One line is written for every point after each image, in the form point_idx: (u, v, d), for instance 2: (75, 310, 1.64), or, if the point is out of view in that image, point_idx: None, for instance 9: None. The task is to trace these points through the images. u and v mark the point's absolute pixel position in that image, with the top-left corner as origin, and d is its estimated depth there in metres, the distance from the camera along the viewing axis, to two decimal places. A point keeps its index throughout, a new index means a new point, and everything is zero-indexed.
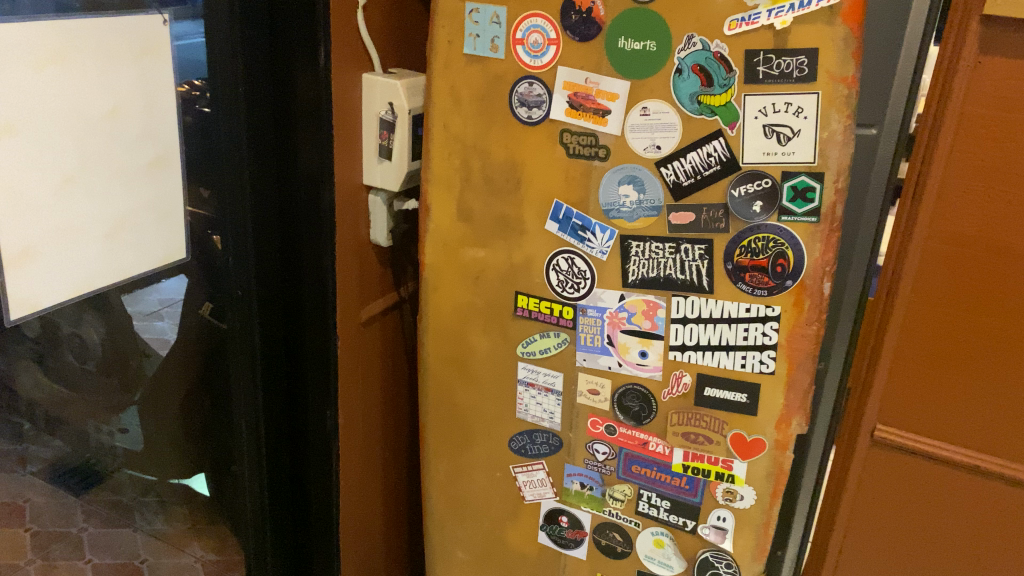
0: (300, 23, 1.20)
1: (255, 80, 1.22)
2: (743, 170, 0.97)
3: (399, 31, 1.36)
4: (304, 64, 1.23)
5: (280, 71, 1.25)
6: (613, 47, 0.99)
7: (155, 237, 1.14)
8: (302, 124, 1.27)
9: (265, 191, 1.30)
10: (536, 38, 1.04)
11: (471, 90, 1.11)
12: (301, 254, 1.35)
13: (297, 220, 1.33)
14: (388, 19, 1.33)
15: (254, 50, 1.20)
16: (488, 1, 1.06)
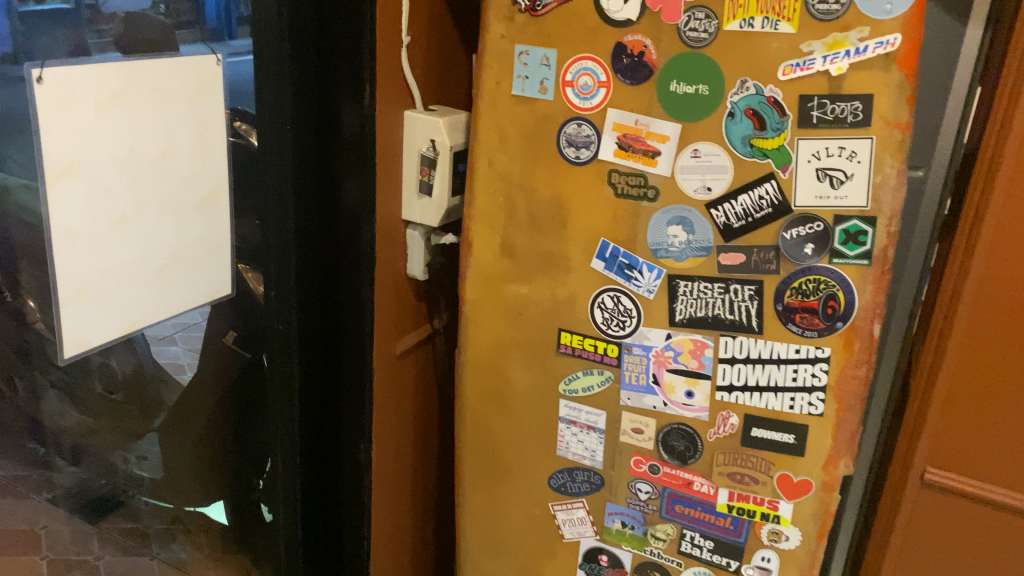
0: (347, 62, 1.22)
1: (302, 114, 1.23)
2: (795, 213, 0.97)
3: (440, 67, 1.37)
4: (349, 99, 1.24)
5: (324, 105, 1.26)
6: (665, 90, 1.00)
7: (201, 274, 1.15)
8: (346, 160, 1.28)
9: (309, 226, 1.31)
10: (586, 80, 1.05)
11: (519, 129, 1.12)
12: (342, 287, 1.36)
13: (339, 253, 1.34)
14: (430, 57, 1.34)
15: (302, 88, 1.22)
16: (538, 44, 1.07)
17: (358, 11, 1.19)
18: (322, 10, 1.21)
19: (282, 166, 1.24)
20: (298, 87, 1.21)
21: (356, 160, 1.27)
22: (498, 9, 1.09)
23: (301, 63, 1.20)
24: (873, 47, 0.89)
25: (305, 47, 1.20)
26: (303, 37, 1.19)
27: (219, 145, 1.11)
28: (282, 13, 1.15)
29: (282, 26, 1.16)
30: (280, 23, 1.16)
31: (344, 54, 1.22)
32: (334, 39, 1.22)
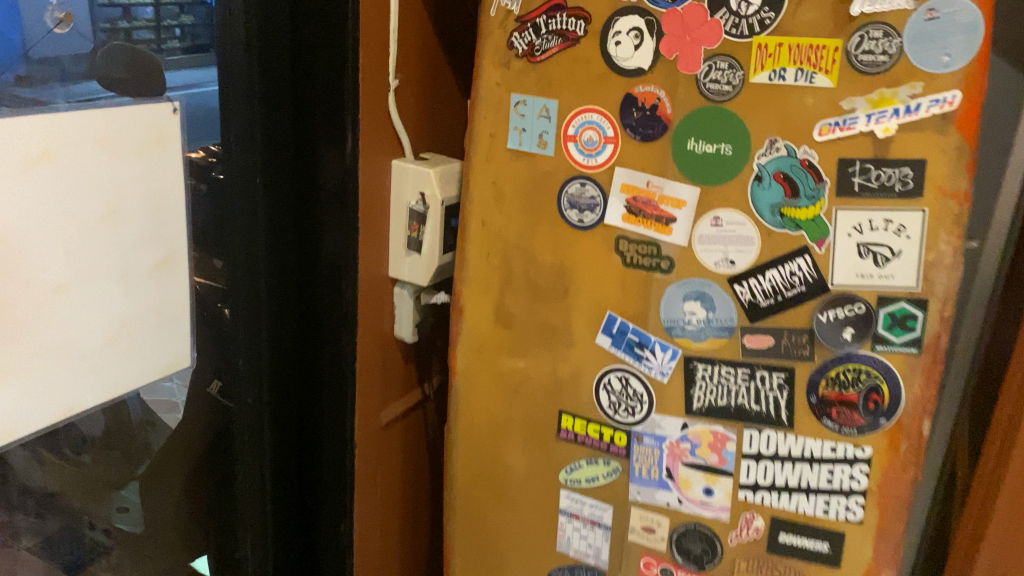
0: (326, 106, 1.10)
1: (277, 164, 1.11)
2: (831, 293, 0.84)
3: (433, 109, 1.25)
4: (329, 147, 1.12)
5: (302, 153, 1.14)
6: (682, 149, 0.87)
7: (158, 345, 1.03)
8: (327, 213, 1.16)
9: (284, 284, 1.17)
10: (591, 135, 0.92)
11: (515, 186, 0.99)
12: (320, 351, 1.22)
13: (319, 314, 1.21)
14: (422, 101, 1.22)
15: (275, 134, 1.09)
16: (537, 93, 0.95)
17: (340, 52, 1.07)
18: (300, 51, 1.09)
19: (252, 216, 1.10)
20: (273, 134, 1.09)
21: (338, 213, 1.15)
22: (492, 51, 0.96)
23: (275, 107, 1.08)
24: (927, 105, 0.77)
25: (280, 90, 1.08)
26: (278, 79, 1.07)
27: (176, 200, 1.00)
28: (253, 54, 1.03)
29: (253, 70, 1.04)
30: (251, 65, 1.03)
31: (323, 98, 1.10)
32: (315, 80, 1.10)
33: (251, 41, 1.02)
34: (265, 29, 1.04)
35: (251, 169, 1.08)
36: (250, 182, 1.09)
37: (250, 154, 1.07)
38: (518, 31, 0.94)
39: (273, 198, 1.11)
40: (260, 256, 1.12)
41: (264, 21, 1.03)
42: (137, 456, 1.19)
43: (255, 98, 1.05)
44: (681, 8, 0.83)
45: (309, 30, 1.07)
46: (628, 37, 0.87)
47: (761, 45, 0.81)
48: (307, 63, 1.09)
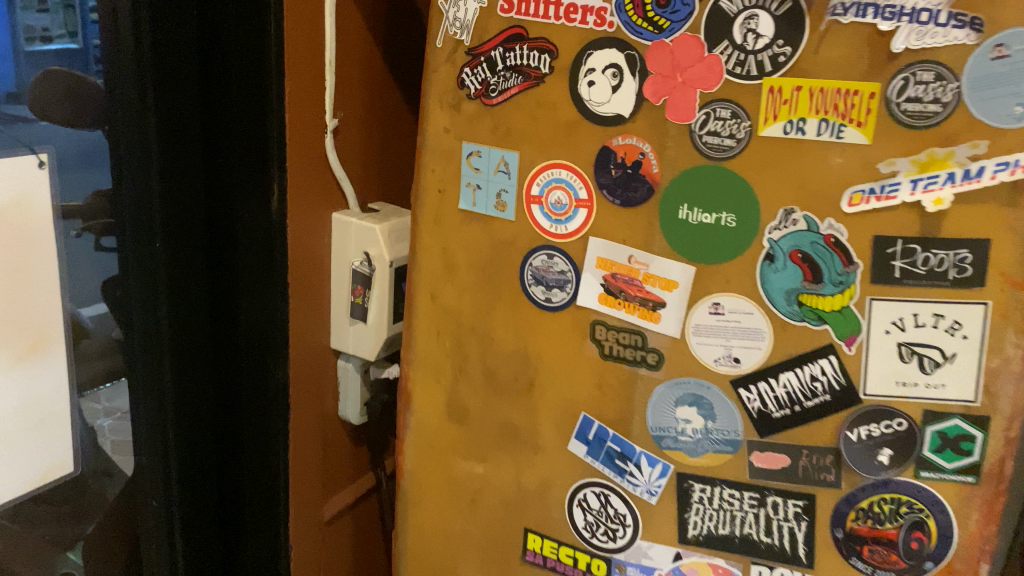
0: (242, 148, 0.93)
1: (183, 217, 0.93)
2: (862, 404, 0.66)
3: (386, 152, 1.06)
4: (246, 197, 0.94)
5: (224, 205, 0.97)
6: (671, 218, 0.68)
7: (45, 429, 0.86)
8: (244, 275, 0.97)
9: (199, 354, 0.99)
10: (559, 196, 0.73)
11: (469, 255, 0.81)
12: (243, 433, 1.04)
13: (238, 389, 1.03)
14: (370, 142, 1.03)
15: (181, 181, 0.92)
16: (494, 143, 0.76)
17: (262, 89, 0.89)
18: (211, 83, 0.92)
19: (152, 279, 0.92)
20: (178, 182, 0.92)
21: (257, 275, 0.97)
22: (439, 91, 0.78)
23: (183, 151, 0.92)
24: (991, 170, 0.58)
25: (188, 131, 0.92)
26: (183, 117, 0.91)
27: (48, 261, 0.83)
28: (147, 88, 0.86)
29: (148, 106, 0.86)
30: (144, 100, 0.86)
31: (240, 141, 0.93)
32: (231, 118, 0.93)
33: (143, 70, 0.85)
34: (164, 56, 0.87)
35: (147, 226, 0.90)
36: (147, 242, 0.90)
37: (146, 206, 0.89)
38: (469, 66, 0.76)
39: (179, 255, 0.94)
40: (162, 327, 0.93)
41: (162, 48, 0.86)
42: (87, 511, 0.95)
43: (152, 140, 0.88)
44: (670, 40, 0.65)
45: (216, 63, 0.92)
46: (604, 76, 0.68)
47: (774, 88, 0.62)
48: (224, 100, 0.93)
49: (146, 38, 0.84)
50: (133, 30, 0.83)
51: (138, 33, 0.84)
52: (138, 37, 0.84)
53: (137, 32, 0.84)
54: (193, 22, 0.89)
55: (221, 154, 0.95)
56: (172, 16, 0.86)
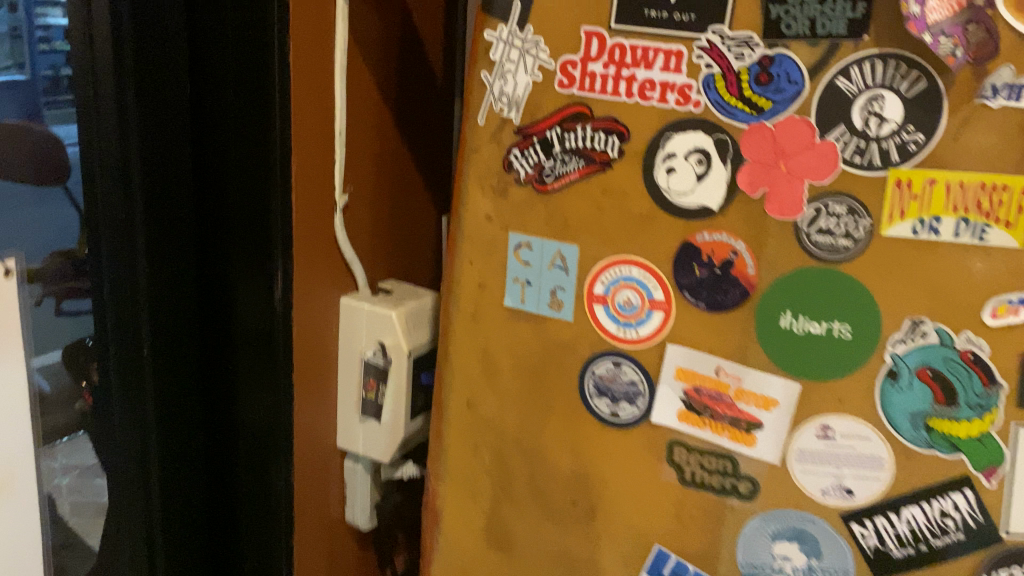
0: (239, 217, 0.82)
1: (174, 299, 0.83)
2: (1004, 546, 0.56)
3: (400, 225, 0.95)
4: (245, 274, 0.83)
5: (218, 286, 0.86)
6: (771, 327, 0.58)
7: None
8: (243, 359, 0.86)
9: (189, 446, 0.88)
10: (628, 296, 0.63)
11: (515, 360, 0.69)
12: (241, 536, 0.92)
13: (235, 487, 0.91)
14: (381, 215, 0.92)
15: (170, 255, 0.82)
16: (548, 233, 0.65)
17: (263, 153, 0.78)
18: (204, 145, 0.82)
19: (136, 364, 0.82)
20: (166, 260, 0.82)
21: (256, 361, 0.85)
22: (480, 174, 0.68)
23: (172, 226, 0.81)
24: None
25: (178, 205, 0.82)
26: (172, 189, 0.81)
27: None
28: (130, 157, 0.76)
29: (133, 176, 0.77)
30: (128, 167, 0.77)
31: (237, 209, 0.82)
32: (227, 184, 0.82)
33: (126, 136, 0.76)
34: (153, 123, 0.77)
35: (132, 304, 0.80)
36: (131, 323, 0.81)
37: (130, 284, 0.80)
38: (519, 147, 0.65)
39: (167, 337, 0.83)
40: (148, 420, 0.83)
41: (150, 112, 0.77)
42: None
43: (137, 214, 0.78)
44: (772, 123, 0.55)
45: (209, 131, 0.81)
46: (688, 163, 0.58)
47: (902, 181, 0.53)
48: (220, 173, 0.82)
49: (130, 102, 0.75)
50: (116, 92, 0.74)
51: (121, 95, 0.75)
52: (121, 100, 0.75)
53: (120, 94, 0.75)
54: (185, 87, 0.80)
55: (215, 231, 0.84)
56: (162, 79, 0.77)
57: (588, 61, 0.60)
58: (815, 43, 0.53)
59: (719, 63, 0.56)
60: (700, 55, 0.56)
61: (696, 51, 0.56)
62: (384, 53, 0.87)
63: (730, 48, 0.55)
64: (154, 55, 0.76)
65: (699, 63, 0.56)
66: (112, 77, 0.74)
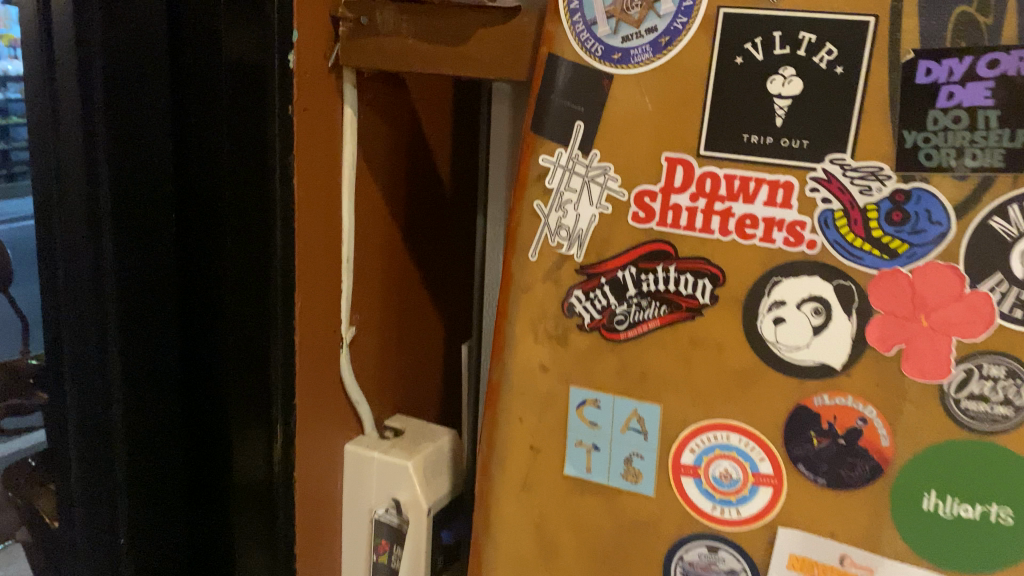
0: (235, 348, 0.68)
1: (152, 466, 0.69)
2: None
3: (408, 351, 0.84)
4: (241, 415, 0.69)
5: (209, 457, 0.71)
6: (908, 509, 0.48)
7: None
8: (240, 516, 0.71)
9: None
10: (726, 468, 0.52)
11: (578, 538, 0.57)
12: None
13: None
14: (389, 343, 0.80)
15: (150, 392, 0.68)
16: (620, 389, 0.54)
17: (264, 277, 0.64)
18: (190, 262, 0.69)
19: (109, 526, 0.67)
20: (146, 402, 0.68)
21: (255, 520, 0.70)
22: (532, 316, 0.57)
23: (152, 361, 0.68)
24: None
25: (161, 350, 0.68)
26: (155, 314, 0.67)
27: None
28: (106, 279, 0.63)
29: (109, 325, 0.64)
30: (103, 315, 0.64)
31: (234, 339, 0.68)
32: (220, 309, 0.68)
33: (101, 277, 0.63)
34: (132, 263, 0.64)
35: (106, 459, 0.66)
36: (105, 481, 0.66)
37: (106, 451, 0.66)
38: (583, 288, 0.55)
39: (146, 490, 0.69)
40: None
41: (129, 243, 0.64)
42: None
43: (114, 369, 0.64)
44: (909, 269, 0.46)
45: (198, 273, 0.68)
46: (801, 312, 0.49)
47: None
48: (214, 323, 0.67)
49: (105, 214, 0.62)
50: (88, 213, 0.61)
51: (95, 217, 0.62)
52: (95, 223, 0.62)
53: (93, 210, 0.62)
54: (170, 220, 0.68)
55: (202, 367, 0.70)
56: (143, 210, 0.65)
57: (670, 193, 0.51)
58: (963, 177, 0.44)
59: (840, 197, 0.47)
60: (814, 188, 0.47)
61: (810, 183, 0.47)
62: (395, 164, 0.77)
63: (853, 180, 0.46)
64: (133, 181, 0.64)
65: (814, 197, 0.47)
66: (84, 191, 0.61)
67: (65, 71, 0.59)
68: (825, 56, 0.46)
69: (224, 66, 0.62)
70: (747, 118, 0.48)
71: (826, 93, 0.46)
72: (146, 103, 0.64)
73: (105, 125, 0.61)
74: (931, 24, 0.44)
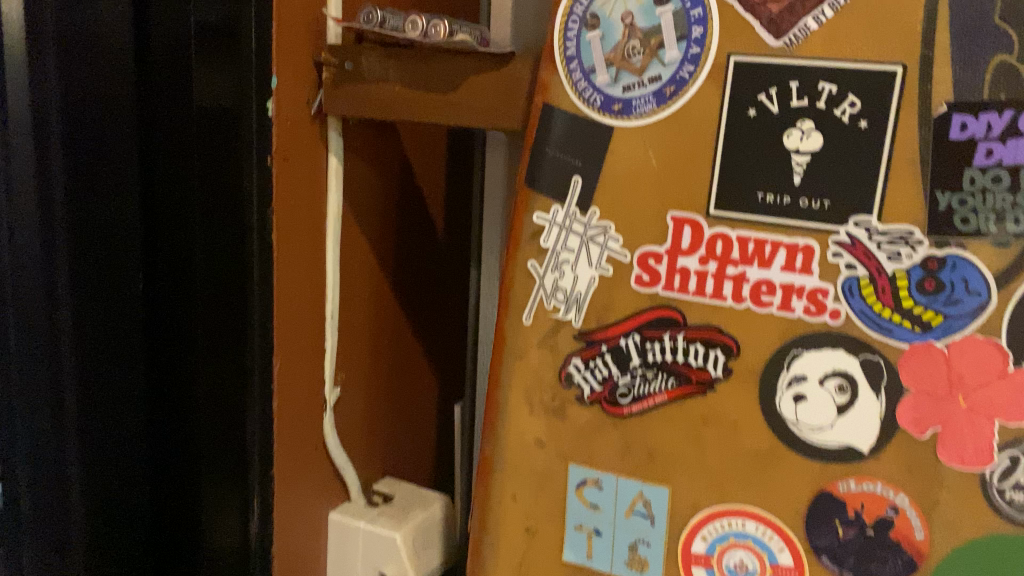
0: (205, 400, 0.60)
1: (110, 557, 0.62)
2: None
3: (397, 408, 0.79)
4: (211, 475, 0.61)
5: (175, 548, 0.63)
6: None
7: None
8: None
9: None
10: (742, 559, 0.46)
11: None
12: None
13: None
14: (377, 401, 0.75)
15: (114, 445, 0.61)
16: (624, 468, 0.49)
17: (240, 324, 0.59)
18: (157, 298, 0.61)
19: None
20: (107, 455, 0.61)
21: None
22: (526, 386, 0.52)
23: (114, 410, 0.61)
24: None
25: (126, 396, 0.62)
26: (119, 357, 0.61)
27: None
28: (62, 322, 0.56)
29: (66, 402, 0.57)
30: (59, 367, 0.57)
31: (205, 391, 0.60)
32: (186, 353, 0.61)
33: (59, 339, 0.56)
34: (94, 329, 0.59)
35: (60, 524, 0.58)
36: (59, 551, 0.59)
37: (61, 545, 0.59)
38: (582, 357, 0.50)
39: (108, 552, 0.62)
40: None
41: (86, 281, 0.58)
42: None
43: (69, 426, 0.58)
44: (944, 343, 0.41)
45: (165, 339, 0.61)
46: (823, 390, 0.44)
47: None
48: (181, 397, 0.60)
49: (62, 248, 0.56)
50: (44, 249, 0.55)
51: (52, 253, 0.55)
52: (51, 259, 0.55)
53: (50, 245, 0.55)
54: (136, 279, 0.61)
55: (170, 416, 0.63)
56: (108, 272, 0.59)
57: (677, 255, 0.47)
58: (1005, 243, 0.40)
59: (866, 263, 0.42)
60: (837, 253, 0.43)
61: (832, 248, 0.43)
62: (383, 215, 0.73)
63: (880, 245, 0.42)
64: (94, 241, 0.58)
65: (837, 263, 0.43)
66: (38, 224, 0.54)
67: (18, 123, 0.53)
68: (847, 108, 0.42)
69: (193, 114, 0.56)
70: (761, 175, 0.44)
71: (849, 149, 0.42)
72: (112, 154, 0.58)
73: (63, 182, 0.55)
74: (966, 75, 0.40)
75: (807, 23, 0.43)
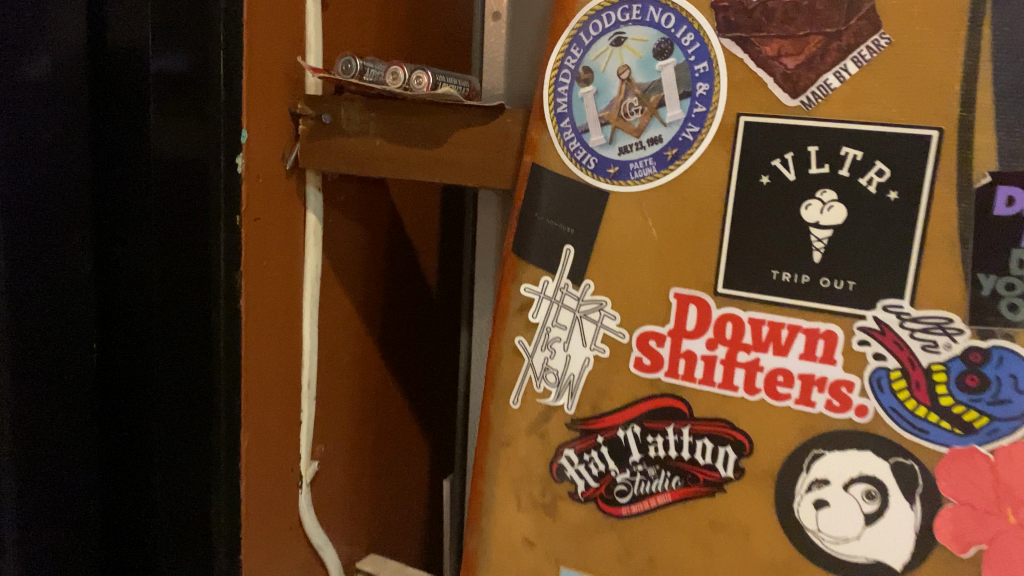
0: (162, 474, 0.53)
1: None
2: None
3: (382, 477, 0.73)
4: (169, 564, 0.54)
5: None
6: None
7: None
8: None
9: None
10: None
11: None
12: None
13: None
14: (361, 472, 0.70)
15: (56, 513, 0.53)
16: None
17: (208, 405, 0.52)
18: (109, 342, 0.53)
19: None
20: (49, 528, 0.52)
21: None
22: (514, 478, 0.46)
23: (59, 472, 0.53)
24: None
25: (71, 455, 0.53)
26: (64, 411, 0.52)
27: None
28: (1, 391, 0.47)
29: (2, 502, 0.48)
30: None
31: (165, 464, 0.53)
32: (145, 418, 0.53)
33: None
34: (37, 420, 0.50)
35: None
36: None
37: None
38: (576, 448, 0.44)
39: None
40: None
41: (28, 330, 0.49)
42: None
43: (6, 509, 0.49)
44: (989, 449, 0.36)
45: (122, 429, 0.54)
46: (848, 495, 0.38)
47: None
48: (139, 491, 0.53)
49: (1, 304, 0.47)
50: None
51: None
52: None
53: None
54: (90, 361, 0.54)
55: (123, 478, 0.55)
56: (54, 353, 0.52)
57: (681, 337, 0.41)
58: None
59: (897, 353, 0.37)
60: (863, 340, 0.38)
61: (857, 334, 0.38)
62: (370, 274, 0.68)
63: (913, 333, 0.37)
64: (38, 279, 0.50)
65: (863, 352, 0.38)
66: None
67: None
68: (874, 177, 0.37)
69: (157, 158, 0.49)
70: (776, 251, 0.39)
71: (876, 224, 0.37)
72: (62, 221, 0.51)
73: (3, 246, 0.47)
74: (1012, 142, 0.35)
75: (828, 80, 0.38)
